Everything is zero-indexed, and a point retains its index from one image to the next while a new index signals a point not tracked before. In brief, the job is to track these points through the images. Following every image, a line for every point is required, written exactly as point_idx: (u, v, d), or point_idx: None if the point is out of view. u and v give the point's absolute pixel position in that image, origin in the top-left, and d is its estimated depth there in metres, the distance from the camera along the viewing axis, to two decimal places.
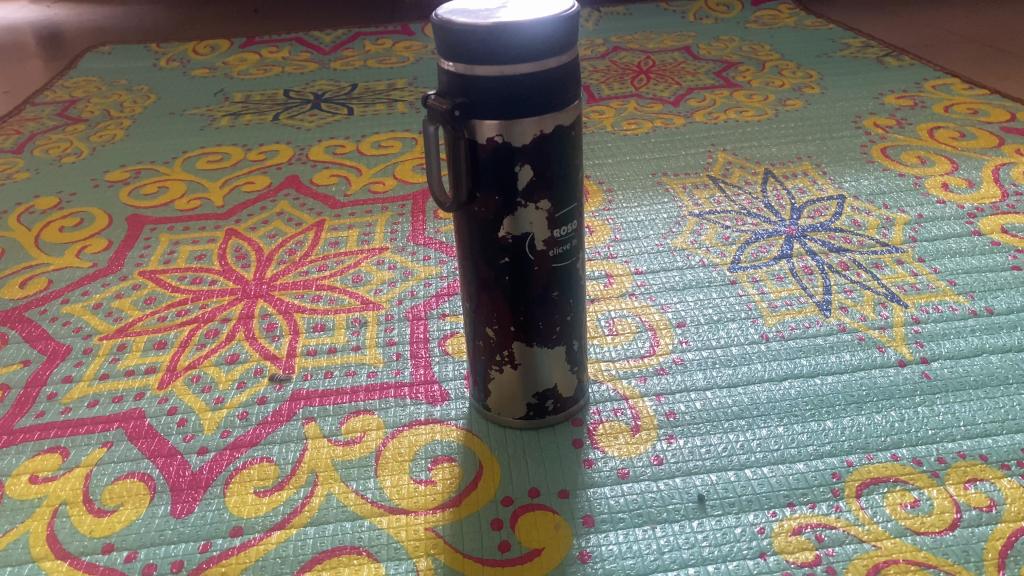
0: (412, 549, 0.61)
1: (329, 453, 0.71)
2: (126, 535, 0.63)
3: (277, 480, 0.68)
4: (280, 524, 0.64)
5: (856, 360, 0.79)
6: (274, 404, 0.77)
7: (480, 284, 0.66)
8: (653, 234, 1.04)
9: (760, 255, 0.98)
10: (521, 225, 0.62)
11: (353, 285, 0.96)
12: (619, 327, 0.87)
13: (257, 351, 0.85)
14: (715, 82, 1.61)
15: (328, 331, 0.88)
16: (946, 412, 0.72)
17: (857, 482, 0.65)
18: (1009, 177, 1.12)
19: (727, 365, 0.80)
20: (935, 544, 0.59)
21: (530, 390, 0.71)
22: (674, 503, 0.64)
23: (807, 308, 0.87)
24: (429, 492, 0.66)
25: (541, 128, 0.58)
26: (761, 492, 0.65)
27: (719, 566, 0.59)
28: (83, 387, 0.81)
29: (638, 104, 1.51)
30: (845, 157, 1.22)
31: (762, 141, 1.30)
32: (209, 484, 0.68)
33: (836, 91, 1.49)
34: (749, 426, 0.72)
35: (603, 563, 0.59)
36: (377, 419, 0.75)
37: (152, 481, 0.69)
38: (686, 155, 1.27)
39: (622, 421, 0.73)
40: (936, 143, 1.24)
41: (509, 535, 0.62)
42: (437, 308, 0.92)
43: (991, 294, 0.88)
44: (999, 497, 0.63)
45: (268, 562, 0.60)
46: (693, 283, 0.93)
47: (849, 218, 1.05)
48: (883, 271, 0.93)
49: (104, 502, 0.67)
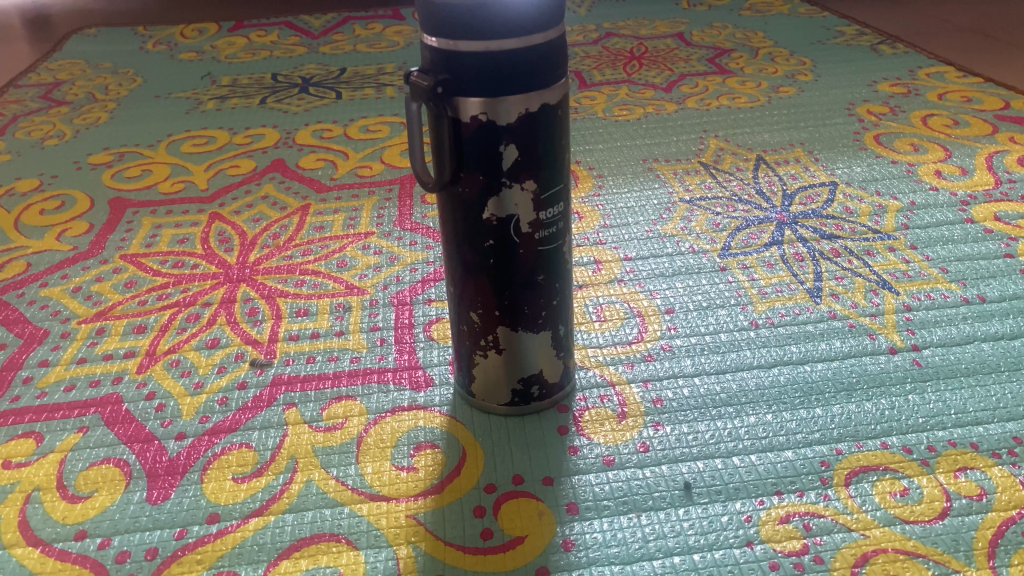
0: (391, 536, 0.60)
1: (309, 439, 0.70)
2: (99, 522, 0.62)
3: (255, 466, 0.67)
4: (258, 511, 0.62)
5: (846, 348, 0.78)
6: (254, 390, 0.76)
7: (463, 267, 0.65)
8: (643, 220, 1.03)
9: (751, 242, 0.96)
10: (505, 206, 0.60)
11: (338, 270, 0.95)
12: (606, 313, 0.85)
13: (238, 336, 0.83)
14: (707, 69, 1.59)
15: (311, 316, 0.86)
16: (937, 400, 0.71)
17: (846, 470, 0.64)
18: (1002, 165, 1.11)
19: (716, 352, 0.79)
20: (924, 533, 0.58)
21: (515, 376, 0.69)
22: (660, 491, 0.63)
23: (797, 295, 0.86)
24: (410, 479, 0.65)
25: (525, 107, 0.56)
26: (748, 480, 0.63)
27: (704, 555, 0.57)
28: (59, 371, 0.79)
29: (630, 90, 1.49)
30: (837, 144, 1.21)
31: (754, 128, 1.28)
32: (186, 470, 0.67)
33: (830, 79, 1.47)
34: (737, 413, 0.71)
35: (586, 551, 0.58)
36: (358, 405, 0.73)
37: (128, 467, 0.67)
38: (678, 141, 1.26)
39: (609, 407, 0.72)
40: (929, 130, 1.23)
41: (491, 522, 0.61)
42: (423, 293, 0.90)
43: (983, 281, 0.87)
44: (989, 485, 0.62)
45: (245, 549, 0.59)
46: (682, 270, 0.92)
47: (840, 205, 1.04)
48: (874, 258, 0.92)
49: (78, 488, 0.65)
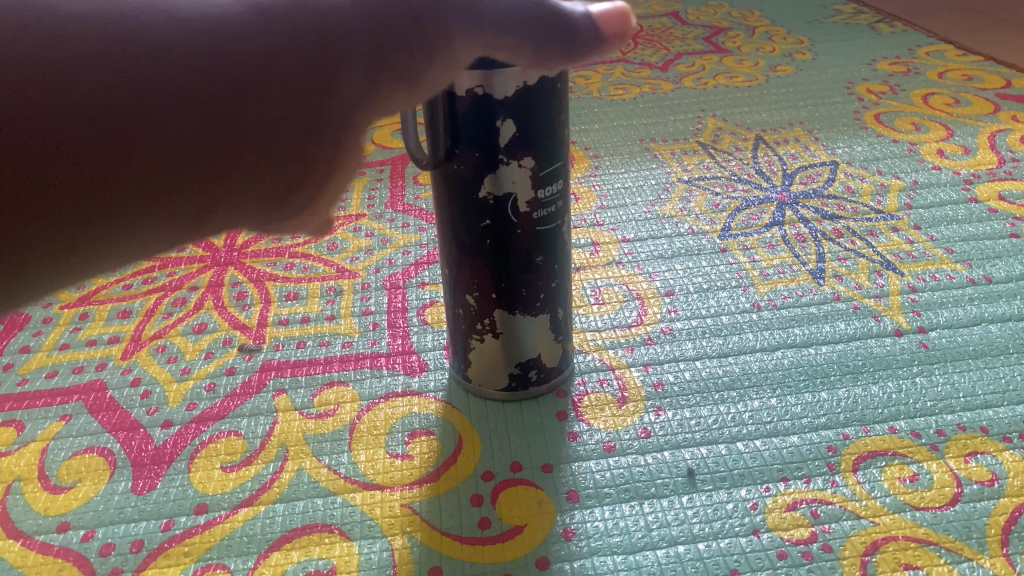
0: (386, 526, 0.58)
1: (300, 427, 0.67)
2: (82, 513, 0.60)
3: (244, 455, 0.65)
4: (247, 501, 0.60)
5: (851, 330, 0.76)
6: (242, 375, 0.73)
7: (459, 248, 0.63)
8: (641, 201, 1.01)
9: (751, 223, 0.94)
10: (502, 183, 0.58)
11: (328, 253, 0.92)
12: (604, 296, 0.83)
13: (226, 321, 0.81)
14: (703, 48, 1.56)
15: (301, 300, 0.84)
16: (945, 383, 0.69)
17: (854, 455, 0.62)
18: (1005, 144, 1.09)
19: (717, 335, 0.77)
20: (935, 520, 0.56)
21: (512, 360, 0.67)
22: (663, 478, 0.61)
23: (800, 277, 0.84)
24: (404, 467, 0.63)
25: (523, 80, 0.53)
26: (753, 467, 0.62)
27: (709, 544, 0.56)
28: (41, 357, 0.77)
29: (626, 69, 1.47)
30: (837, 124, 1.18)
31: (753, 107, 1.26)
32: (173, 459, 0.64)
33: (828, 57, 1.45)
34: (740, 397, 0.69)
35: (588, 541, 0.56)
36: (351, 391, 0.71)
37: (112, 456, 0.65)
38: (675, 121, 1.23)
39: (608, 392, 0.70)
40: (930, 109, 1.21)
41: (489, 511, 0.59)
42: (416, 276, 0.88)
43: (989, 262, 0.85)
44: (1001, 470, 0.60)
45: (233, 541, 0.57)
46: (681, 251, 0.90)
47: (841, 185, 1.02)
48: (878, 239, 0.90)
49: (60, 478, 0.63)
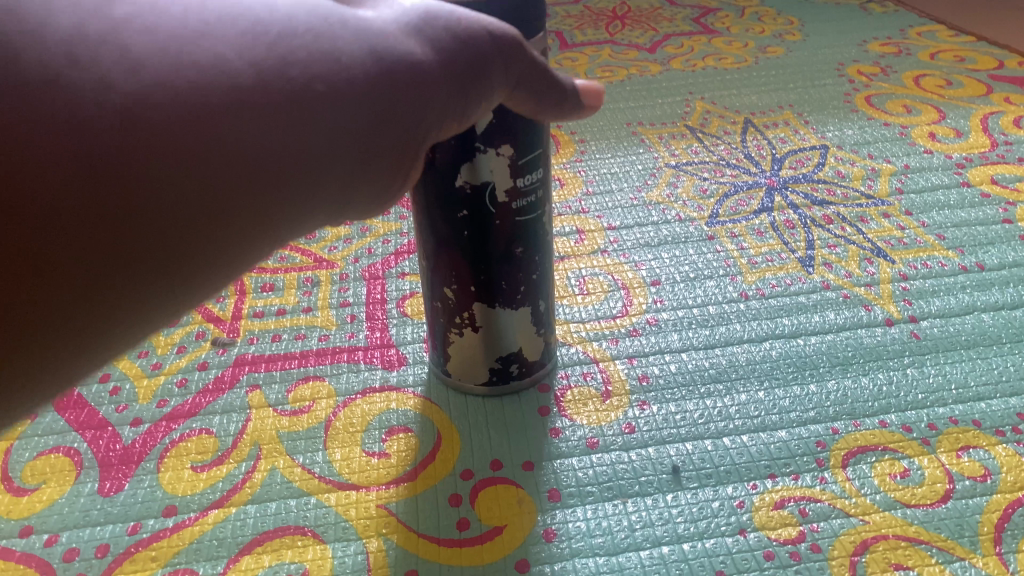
0: (361, 529, 0.56)
1: (274, 424, 0.65)
2: (46, 517, 0.58)
3: (215, 454, 0.63)
4: (217, 503, 0.58)
5: (841, 320, 0.74)
6: (215, 370, 0.71)
7: (436, 240, 0.61)
8: (627, 187, 0.99)
9: (739, 209, 0.92)
10: (479, 173, 0.55)
11: (306, 242, 0.90)
12: (589, 286, 0.81)
13: (200, 313, 0.79)
14: (692, 29, 1.54)
15: (277, 291, 0.82)
16: (936, 374, 0.67)
17: (843, 450, 0.60)
18: (998, 126, 1.07)
19: (704, 325, 0.75)
20: (926, 518, 0.55)
21: (493, 355, 0.65)
22: (647, 475, 0.59)
23: (789, 265, 0.82)
24: (381, 466, 0.61)
25: None
26: (740, 463, 0.60)
27: (694, 544, 0.54)
28: None
29: (613, 51, 1.44)
30: (827, 106, 1.16)
31: (741, 90, 1.24)
32: (142, 459, 0.62)
33: (818, 38, 1.43)
34: (727, 390, 0.67)
35: (569, 542, 0.55)
36: (327, 387, 0.69)
37: (78, 456, 0.63)
38: (662, 104, 1.21)
39: (592, 386, 0.68)
40: (921, 91, 1.18)
41: (468, 512, 0.57)
42: (396, 266, 0.85)
43: (982, 249, 0.83)
44: (993, 465, 0.58)
45: (202, 545, 0.55)
46: (668, 239, 0.88)
47: (831, 169, 1.00)
48: (868, 225, 0.88)
49: (24, 480, 0.61)
